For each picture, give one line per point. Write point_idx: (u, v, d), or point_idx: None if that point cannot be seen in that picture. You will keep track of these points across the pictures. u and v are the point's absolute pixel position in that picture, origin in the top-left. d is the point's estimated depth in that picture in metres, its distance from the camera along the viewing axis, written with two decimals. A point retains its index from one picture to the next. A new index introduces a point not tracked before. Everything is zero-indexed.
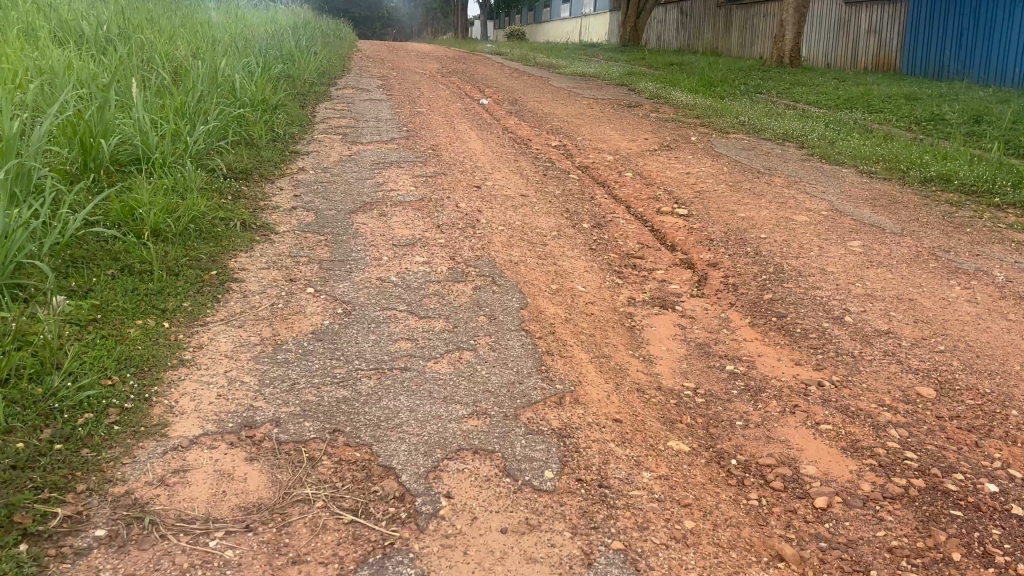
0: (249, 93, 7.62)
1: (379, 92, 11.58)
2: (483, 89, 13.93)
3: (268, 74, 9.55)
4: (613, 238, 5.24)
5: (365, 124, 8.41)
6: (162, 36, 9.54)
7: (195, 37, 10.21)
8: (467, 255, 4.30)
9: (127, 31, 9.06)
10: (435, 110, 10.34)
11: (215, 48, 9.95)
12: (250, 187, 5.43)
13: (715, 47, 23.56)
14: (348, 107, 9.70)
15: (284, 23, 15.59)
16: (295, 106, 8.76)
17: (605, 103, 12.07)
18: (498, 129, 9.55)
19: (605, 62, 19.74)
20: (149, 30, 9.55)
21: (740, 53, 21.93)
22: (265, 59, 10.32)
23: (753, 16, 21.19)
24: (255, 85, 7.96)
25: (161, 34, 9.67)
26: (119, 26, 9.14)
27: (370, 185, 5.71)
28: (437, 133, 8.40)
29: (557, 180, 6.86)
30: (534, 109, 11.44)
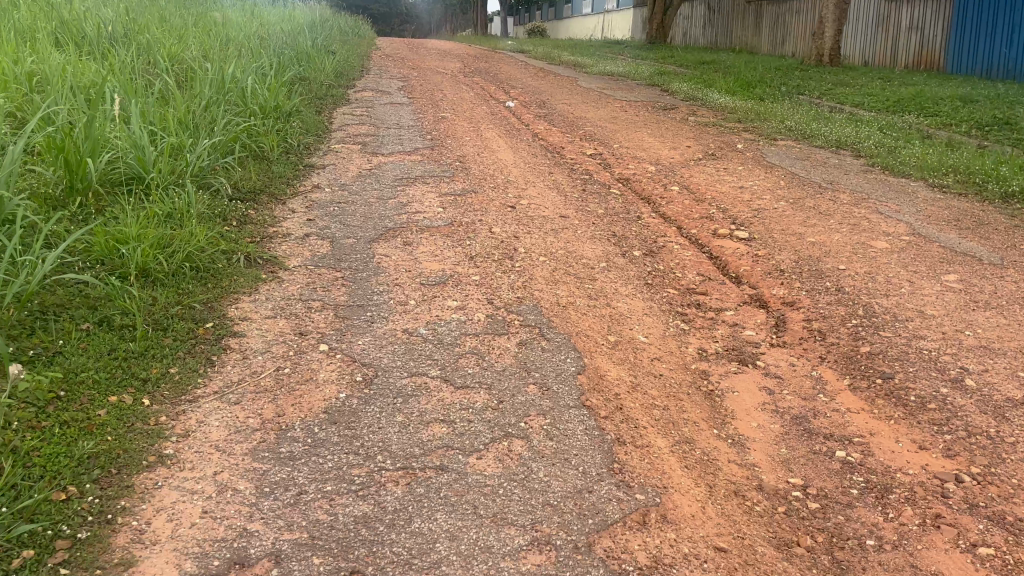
0: (262, 100, 7.04)
1: (400, 95, 10.99)
2: (508, 90, 13.30)
3: (283, 78, 8.98)
4: (669, 269, 4.60)
5: (386, 132, 7.81)
6: (171, 37, 8.99)
7: (205, 37, 9.64)
8: (507, 297, 3.68)
9: (133, 32, 8.51)
10: (460, 114, 9.74)
11: (227, 50, 9.39)
12: (259, 210, 4.84)
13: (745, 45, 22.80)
14: (368, 112, 9.11)
15: (302, 21, 15.04)
16: (311, 112, 8.18)
17: (639, 106, 11.40)
18: (528, 135, 8.93)
19: (633, 61, 19.05)
20: (158, 30, 9.01)
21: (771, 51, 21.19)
22: (281, 61, 9.76)
23: (784, 13, 20.43)
24: (268, 91, 7.39)
25: (171, 35, 9.13)
26: (125, 27, 8.59)
27: (393, 207, 5.10)
28: (463, 141, 7.79)
29: (598, 195, 6.23)
30: (564, 113, 10.80)
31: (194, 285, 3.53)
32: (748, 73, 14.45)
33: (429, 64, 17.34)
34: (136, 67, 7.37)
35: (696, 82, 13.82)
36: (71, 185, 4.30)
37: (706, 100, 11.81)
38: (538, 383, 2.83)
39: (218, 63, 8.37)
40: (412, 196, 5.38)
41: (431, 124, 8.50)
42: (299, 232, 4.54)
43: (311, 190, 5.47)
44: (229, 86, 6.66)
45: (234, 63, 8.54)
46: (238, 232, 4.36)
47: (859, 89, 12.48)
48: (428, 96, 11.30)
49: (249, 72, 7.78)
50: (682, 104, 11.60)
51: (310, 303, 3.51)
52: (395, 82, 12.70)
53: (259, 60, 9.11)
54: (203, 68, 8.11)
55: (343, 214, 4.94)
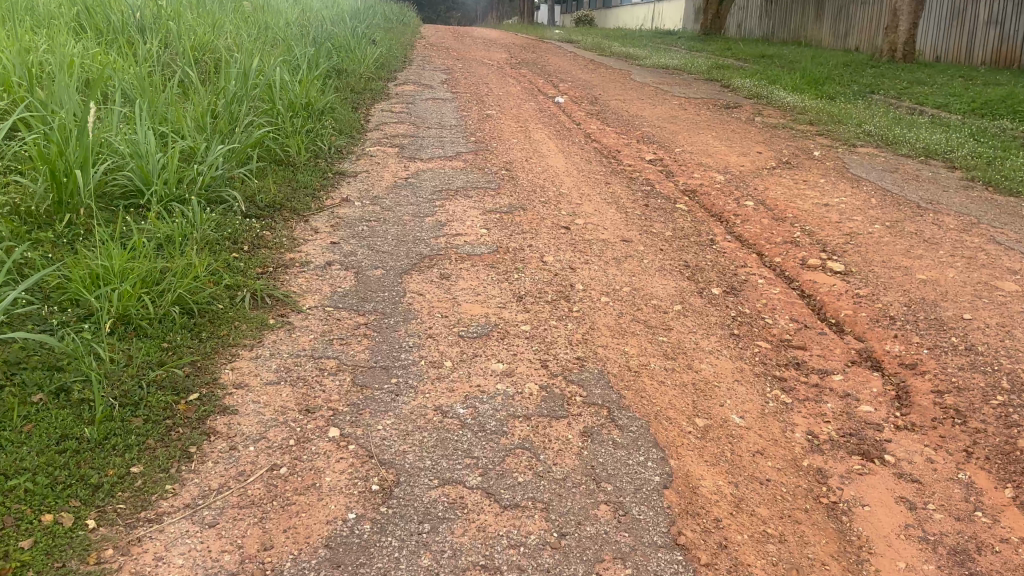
0: (291, 96, 6.40)
1: (443, 89, 10.30)
2: (558, 84, 12.53)
3: (318, 72, 8.34)
4: (756, 312, 3.86)
5: (426, 132, 7.13)
6: (201, 23, 8.40)
7: (237, 26, 9.03)
8: (566, 356, 2.98)
9: (160, 19, 7.93)
10: (507, 112, 9.02)
11: (259, 41, 8.78)
12: (275, 229, 4.19)
13: (804, 37, 21.73)
14: (408, 108, 8.44)
15: (343, 7, 14.42)
16: (346, 110, 7.53)
17: (699, 104, 10.57)
18: (579, 137, 8.19)
19: (688, 53, 18.14)
20: (188, 16, 8.42)
21: (833, 44, 20.11)
22: (317, 52, 9.13)
23: (847, 4, 19.31)
24: (298, 88, 6.75)
25: (202, 21, 8.54)
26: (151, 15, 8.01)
27: (430, 228, 4.43)
28: (509, 143, 7.08)
29: (663, 211, 5.49)
30: (618, 111, 10.01)
31: (183, 336, 2.88)
32: (815, 68, 13.49)
33: (474, 54, 16.63)
34: (158, 60, 6.77)
35: (758, 78, 12.91)
36: (59, 199, 3.67)
37: (771, 99, 10.93)
38: (611, 501, 2.14)
39: (247, 54, 7.76)
40: (452, 214, 4.70)
41: (476, 124, 7.81)
42: (320, 257, 3.89)
43: (337, 204, 4.82)
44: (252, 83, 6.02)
45: (265, 55, 7.92)
46: (247, 259, 3.71)
47: (939, 89, 11.49)
48: (473, 90, 10.59)
49: (280, 68, 7.15)
50: (745, 103, 10.74)
51: (323, 361, 2.84)
52: (438, 74, 12.01)
53: (291, 52, 8.48)
54: (231, 60, 7.50)
55: (372, 235, 4.27)
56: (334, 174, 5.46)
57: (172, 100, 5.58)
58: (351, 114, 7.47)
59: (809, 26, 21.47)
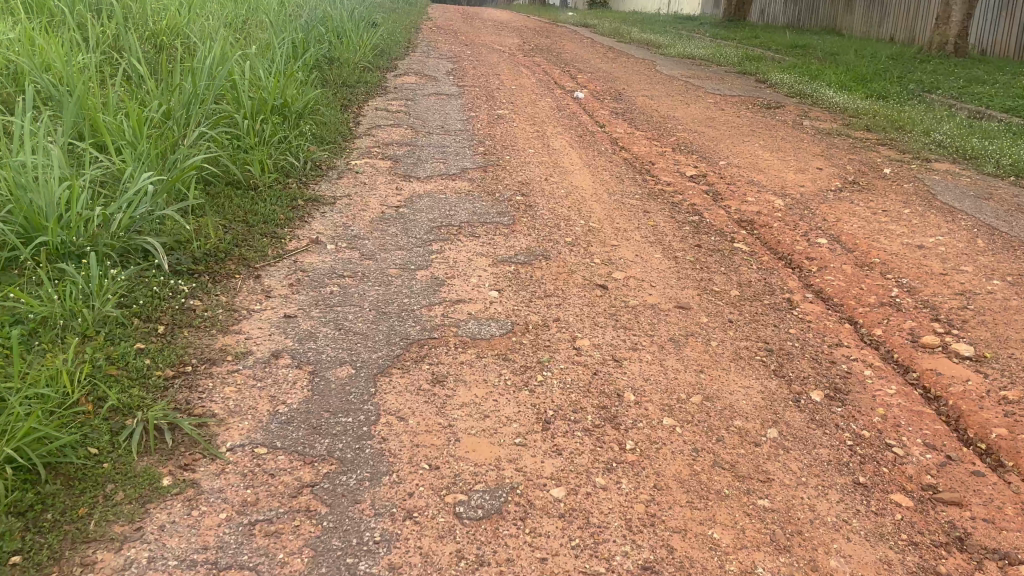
0: (260, 99, 5.28)
1: (449, 81, 9.17)
2: (576, 76, 11.35)
3: (302, 66, 7.21)
4: (876, 436, 2.75)
5: (427, 139, 6.02)
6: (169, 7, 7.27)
7: (214, 8, 7.90)
8: (625, 563, 1.88)
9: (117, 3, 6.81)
10: (521, 111, 7.88)
11: (236, 32, 7.67)
12: (211, 295, 3.08)
13: (833, 25, 20.43)
14: (408, 106, 7.32)
15: None
16: (332, 109, 6.39)
17: (737, 103, 9.40)
18: (603, 142, 7.07)
19: (714, 42, 16.89)
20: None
21: (865, 34, 18.82)
22: (303, 41, 8.00)
23: None
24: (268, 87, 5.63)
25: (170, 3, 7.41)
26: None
27: (424, 290, 3.32)
28: (524, 154, 5.94)
29: (720, 253, 4.36)
30: (646, 110, 8.86)
31: (8, 530, 1.76)
32: (859, 62, 12.26)
33: (485, 39, 15.47)
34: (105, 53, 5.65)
35: (798, 73, 11.70)
36: None
37: (816, 99, 9.73)
38: None
39: (217, 44, 6.63)
40: (452, 269, 3.57)
41: (486, 128, 6.67)
42: (264, 345, 2.77)
43: (302, 248, 3.70)
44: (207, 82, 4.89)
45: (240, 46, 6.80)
46: (157, 351, 2.60)
47: (1004, 89, 10.28)
48: (482, 83, 9.44)
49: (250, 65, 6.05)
50: (787, 103, 9.55)
51: None
52: (444, 63, 10.84)
53: (271, 41, 7.33)
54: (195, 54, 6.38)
55: (342, 302, 3.15)
56: (305, 201, 4.33)
57: (102, 107, 4.44)
58: (338, 115, 6.33)
59: (839, 14, 20.16)
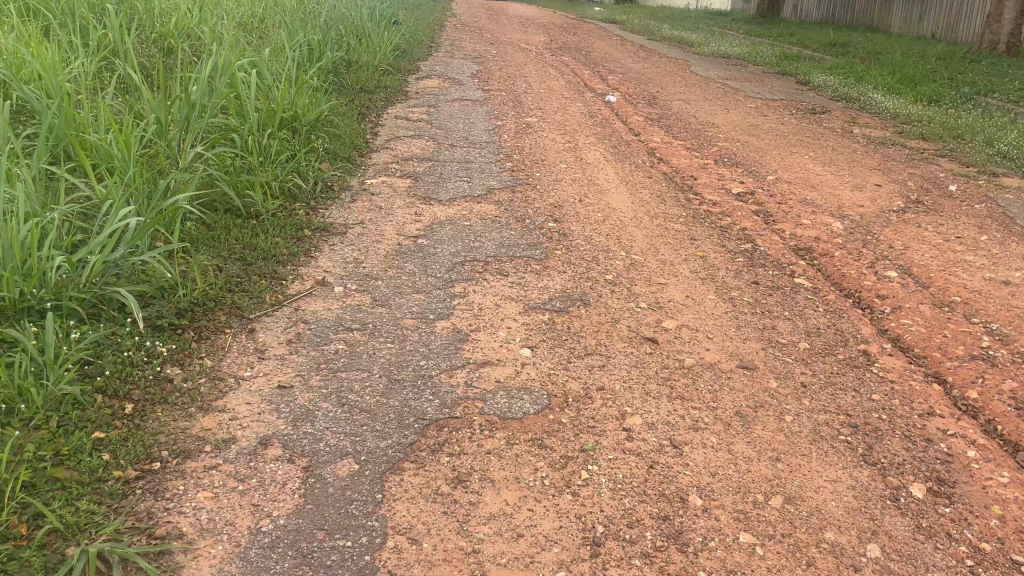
0: (265, 115, 4.84)
1: (474, 85, 8.69)
2: (607, 77, 10.83)
3: (316, 72, 6.77)
4: (999, 546, 2.19)
5: (450, 154, 5.54)
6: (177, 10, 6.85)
7: (226, 10, 7.47)
8: None
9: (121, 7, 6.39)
10: (551, 119, 7.38)
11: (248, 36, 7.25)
12: (193, 360, 2.63)
13: (870, 21, 19.68)
14: (429, 114, 6.85)
15: None
16: (347, 120, 5.93)
17: (779, 108, 8.83)
18: (640, 154, 6.55)
19: (748, 40, 16.25)
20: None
21: (904, 31, 18.07)
22: (319, 44, 7.55)
23: None
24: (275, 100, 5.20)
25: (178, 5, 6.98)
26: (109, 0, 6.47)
27: (444, 347, 2.83)
28: (555, 170, 5.44)
29: (780, 292, 3.85)
30: (683, 116, 8.32)
31: None
32: (906, 62, 11.60)
33: (511, 37, 14.97)
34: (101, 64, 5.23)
35: (841, 74, 11.07)
36: None
37: (863, 103, 9.13)
38: None
39: (225, 49, 6.19)
40: (477, 317, 3.09)
41: (513, 139, 6.18)
42: (251, 429, 2.31)
43: (306, 292, 3.23)
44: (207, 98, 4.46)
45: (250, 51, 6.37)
46: (119, 441, 2.15)
47: None
48: (509, 86, 8.95)
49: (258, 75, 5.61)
50: (833, 109, 8.96)
51: None
52: (469, 64, 10.36)
53: (284, 45, 6.89)
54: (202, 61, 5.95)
55: (347, 365, 2.67)
56: (312, 231, 3.87)
57: (89, 126, 4.01)
58: (354, 126, 5.87)
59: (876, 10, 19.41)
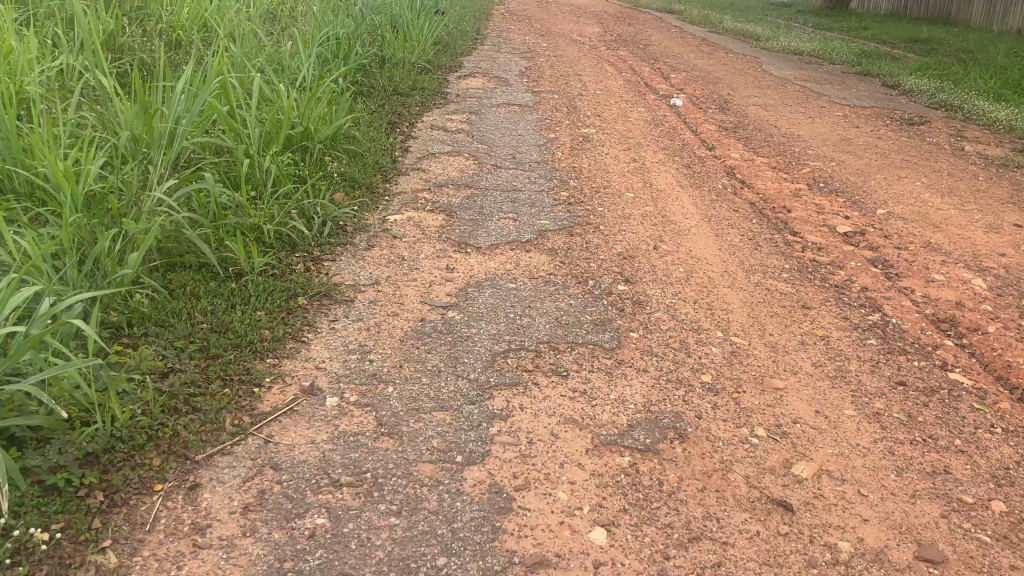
0: (264, 137, 3.94)
1: (522, 85, 7.71)
2: (669, 76, 9.75)
3: (341, 75, 5.85)
4: None
5: (492, 178, 4.59)
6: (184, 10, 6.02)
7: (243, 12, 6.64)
8: None
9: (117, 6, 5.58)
10: (610, 129, 6.37)
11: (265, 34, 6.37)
12: (88, 554, 1.71)
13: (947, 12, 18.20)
14: (470, 122, 5.90)
15: None
16: (371, 134, 5.00)
17: (872, 117, 7.69)
18: (718, 177, 5.51)
19: (818, 34, 14.97)
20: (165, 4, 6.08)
21: (986, 24, 16.60)
22: (348, 42, 6.65)
23: None
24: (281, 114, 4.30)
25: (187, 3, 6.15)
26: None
27: (474, 522, 1.89)
28: (620, 201, 4.44)
29: (939, 397, 2.81)
30: (762, 125, 7.24)
31: None
32: (1007, 63, 10.31)
33: (562, 28, 13.94)
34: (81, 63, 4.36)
35: (934, 76, 9.83)
36: None
37: (967, 112, 7.93)
38: None
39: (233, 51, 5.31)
40: (525, 459, 2.13)
41: (568, 158, 5.20)
42: None
43: (287, 409, 2.30)
44: (186, 116, 3.58)
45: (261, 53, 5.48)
46: None
47: None
48: (561, 87, 7.94)
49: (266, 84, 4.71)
50: (933, 118, 7.78)
51: None
52: (518, 60, 9.37)
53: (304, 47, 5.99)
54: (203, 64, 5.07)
55: (325, 565, 1.73)
56: (308, 300, 2.94)
57: (36, 143, 3.13)
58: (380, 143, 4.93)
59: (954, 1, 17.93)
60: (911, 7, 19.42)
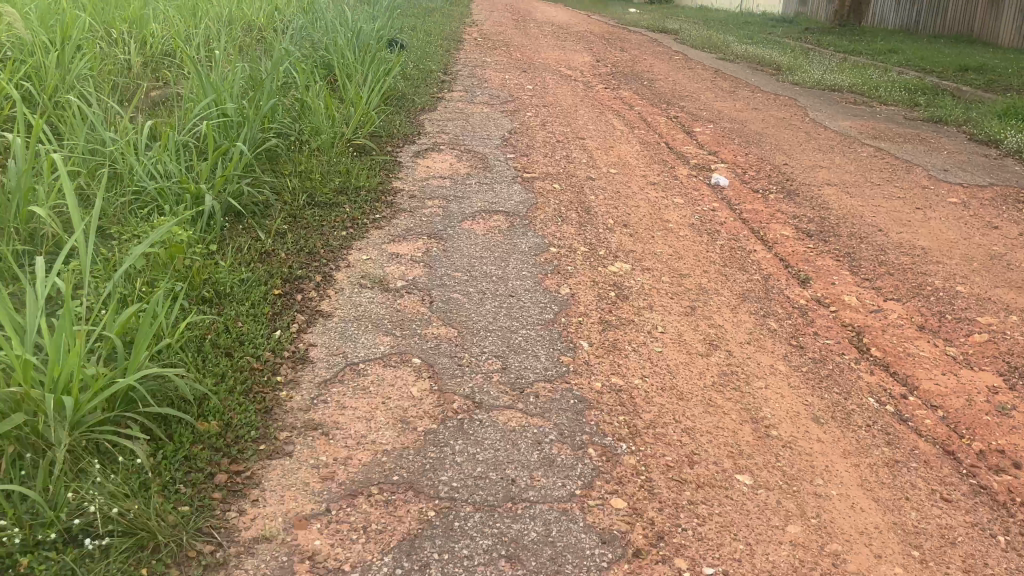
0: None
1: (507, 164, 5.43)
2: (695, 130, 7.50)
3: (202, 207, 3.56)
4: None
5: (465, 453, 2.27)
6: None
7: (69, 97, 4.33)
8: None
9: None
10: (652, 256, 4.09)
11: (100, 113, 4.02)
12: None
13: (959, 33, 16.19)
14: (427, 267, 3.59)
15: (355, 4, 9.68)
16: (226, 350, 2.67)
17: (1000, 203, 5.46)
18: (851, 370, 3.22)
19: (843, 61, 12.82)
20: None
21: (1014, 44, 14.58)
22: (236, 129, 4.34)
23: None
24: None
25: None
26: None
27: None
28: (735, 521, 2.12)
29: None
30: (857, 226, 5.00)
31: None
32: None
33: (547, 57, 11.69)
34: None
35: None
36: None
37: None
38: None
39: None
40: None
41: (603, 358, 2.89)
42: None
43: None
44: None
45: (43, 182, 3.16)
46: None
47: None
48: (562, 164, 5.66)
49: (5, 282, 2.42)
50: None
51: None
52: (497, 114, 7.08)
53: (147, 163, 3.70)
54: None
55: None
56: None
57: None
58: (240, 370, 2.59)
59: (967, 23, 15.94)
60: (921, 20, 17.31)
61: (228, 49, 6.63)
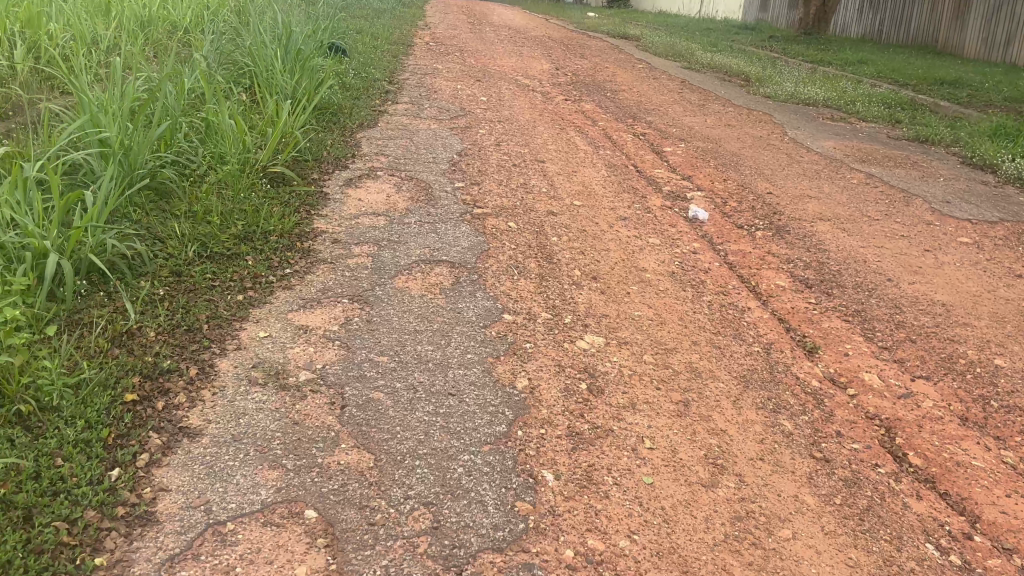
0: None
1: (454, 196, 4.62)
2: (666, 150, 6.77)
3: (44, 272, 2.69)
4: None
5: None
6: None
7: None
8: None
9: None
10: (630, 323, 3.31)
11: None
12: None
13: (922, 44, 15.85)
14: (342, 349, 2.75)
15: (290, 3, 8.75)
16: (23, 514, 1.82)
17: (1014, 244, 4.82)
18: (894, 495, 2.47)
19: (814, 72, 12.25)
20: None
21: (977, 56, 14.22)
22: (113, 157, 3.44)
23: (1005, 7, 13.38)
24: None
25: None
26: None
27: None
28: None
29: None
30: (862, 274, 4.29)
31: None
32: None
33: (504, 64, 10.88)
34: None
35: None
36: None
37: None
38: None
39: None
40: None
41: (573, 502, 2.10)
42: None
43: None
44: None
45: None
46: None
47: None
48: (518, 195, 4.87)
49: None
50: None
51: None
52: (446, 131, 6.26)
53: None
54: None
55: None
56: None
57: None
58: (38, 553, 1.74)
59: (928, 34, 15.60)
60: (885, 30, 16.91)
61: (130, 52, 5.69)
